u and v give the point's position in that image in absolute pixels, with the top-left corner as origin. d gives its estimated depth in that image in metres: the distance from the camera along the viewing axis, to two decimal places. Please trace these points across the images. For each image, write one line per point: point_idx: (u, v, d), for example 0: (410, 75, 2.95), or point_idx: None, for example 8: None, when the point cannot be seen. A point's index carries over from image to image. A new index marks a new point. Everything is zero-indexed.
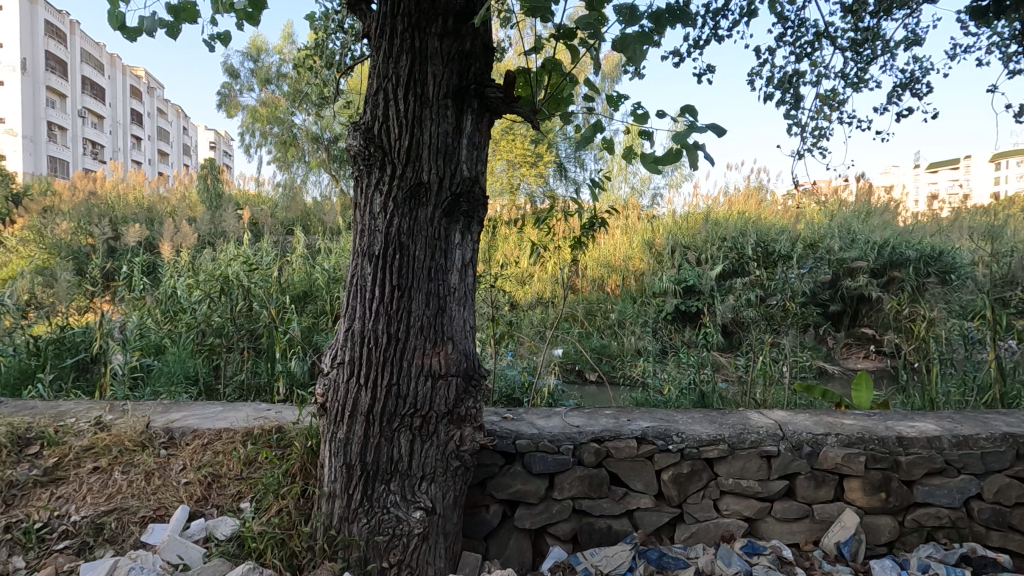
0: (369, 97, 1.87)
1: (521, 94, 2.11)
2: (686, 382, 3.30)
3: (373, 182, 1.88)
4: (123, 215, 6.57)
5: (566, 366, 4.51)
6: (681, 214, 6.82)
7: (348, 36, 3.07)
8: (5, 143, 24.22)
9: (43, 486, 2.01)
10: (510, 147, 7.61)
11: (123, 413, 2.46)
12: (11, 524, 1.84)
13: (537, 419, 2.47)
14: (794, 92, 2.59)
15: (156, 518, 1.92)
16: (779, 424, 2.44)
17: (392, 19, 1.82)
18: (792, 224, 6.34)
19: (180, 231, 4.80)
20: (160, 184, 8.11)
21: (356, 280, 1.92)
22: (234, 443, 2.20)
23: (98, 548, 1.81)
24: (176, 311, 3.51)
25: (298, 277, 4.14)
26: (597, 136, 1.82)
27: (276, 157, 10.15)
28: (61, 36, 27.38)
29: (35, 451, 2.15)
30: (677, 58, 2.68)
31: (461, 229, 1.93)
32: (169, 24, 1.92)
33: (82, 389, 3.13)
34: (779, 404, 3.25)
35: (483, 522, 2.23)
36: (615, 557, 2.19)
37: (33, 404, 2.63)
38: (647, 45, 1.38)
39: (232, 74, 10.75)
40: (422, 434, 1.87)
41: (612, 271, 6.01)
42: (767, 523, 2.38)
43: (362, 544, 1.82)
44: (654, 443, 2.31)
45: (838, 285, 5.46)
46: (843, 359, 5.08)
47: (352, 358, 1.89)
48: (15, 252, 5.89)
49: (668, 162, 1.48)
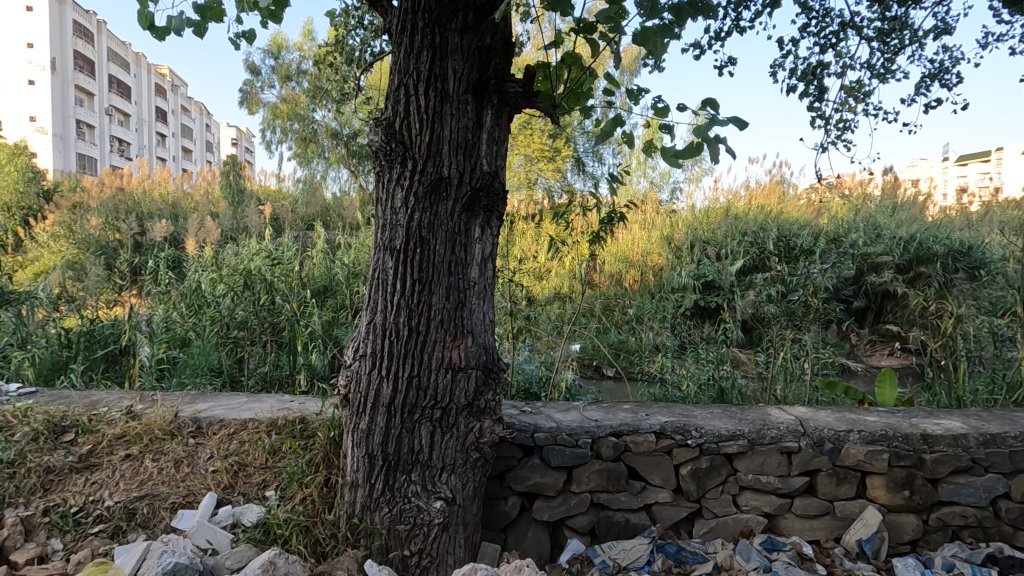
0: (391, 93, 1.89)
1: (541, 89, 2.12)
2: (705, 378, 3.29)
3: (394, 177, 1.91)
4: (149, 211, 6.72)
5: (584, 362, 4.51)
6: (701, 208, 6.76)
7: (368, 32, 3.11)
8: (36, 142, 24.90)
9: (78, 472, 2.08)
10: (528, 141, 7.61)
11: (152, 403, 2.54)
12: (49, 508, 1.91)
13: (555, 413, 2.48)
14: (817, 84, 2.55)
15: (185, 504, 1.98)
16: (800, 420, 2.41)
17: (413, 15, 1.84)
18: (815, 219, 6.23)
19: (205, 226, 4.91)
20: (184, 181, 8.27)
21: (377, 274, 1.95)
22: (259, 433, 2.26)
23: (131, 532, 1.87)
24: (201, 304, 3.60)
25: (319, 271, 4.21)
26: (616, 131, 1.82)
27: (296, 154, 10.28)
28: (88, 36, 28.02)
29: (70, 438, 2.23)
30: (698, 50, 2.65)
31: (481, 223, 1.94)
32: (196, 23, 1.97)
33: (112, 380, 3.22)
34: (800, 401, 3.22)
35: (501, 514, 2.25)
36: (633, 551, 2.21)
37: (67, 394, 2.71)
38: (668, 38, 1.38)
39: (253, 71, 10.91)
40: (442, 426, 1.90)
41: (630, 266, 5.98)
42: (787, 519, 2.36)
43: (383, 532, 1.86)
44: (673, 438, 2.31)
45: (862, 281, 5.35)
46: (867, 357, 4.99)
47: (374, 350, 1.92)
48: (47, 247, 6.08)
49: (688, 156, 1.47)
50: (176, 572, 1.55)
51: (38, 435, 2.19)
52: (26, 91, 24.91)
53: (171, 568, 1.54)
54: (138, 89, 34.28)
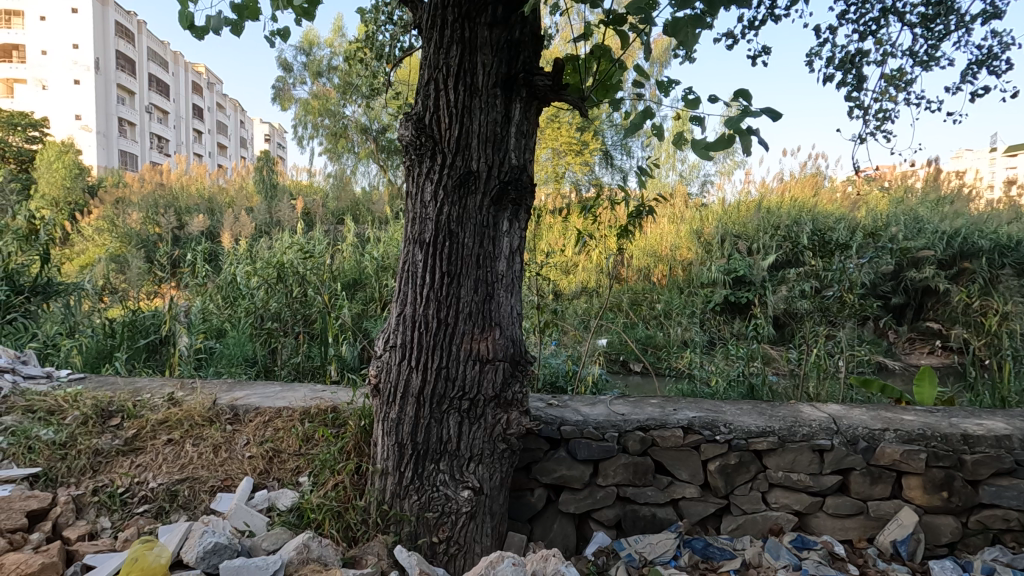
0: (421, 88, 1.91)
1: (570, 81, 2.11)
2: (735, 373, 3.24)
3: (423, 171, 1.92)
4: (187, 206, 6.96)
5: (611, 357, 4.49)
6: (732, 202, 6.64)
7: (398, 28, 3.16)
8: (82, 139, 25.93)
9: (124, 454, 2.18)
10: (555, 134, 7.59)
11: (192, 390, 2.64)
12: (98, 488, 2.01)
13: (582, 406, 2.49)
14: (856, 73, 2.47)
15: (224, 488, 2.06)
16: (833, 417, 2.36)
17: (442, 10, 1.85)
18: (851, 212, 6.06)
19: (239, 221, 5.05)
20: (220, 176, 8.51)
21: (407, 266, 1.98)
22: (293, 420, 2.32)
23: (174, 513, 1.96)
24: (236, 296, 3.72)
25: (349, 264, 4.29)
26: (646, 123, 1.75)
27: (327, 149, 10.47)
28: (129, 36, 28.94)
29: (117, 422, 2.33)
30: (731, 40, 2.60)
31: (509, 216, 1.96)
32: (234, 22, 2.02)
33: (153, 367, 3.35)
34: (834, 398, 3.15)
35: (527, 505, 2.27)
36: (660, 545, 2.21)
37: (113, 381, 2.84)
38: (700, 29, 1.36)
39: (286, 67, 11.10)
40: (470, 417, 1.92)
41: (659, 261, 5.91)
42: (818, 518, 2.32)
43: (412, 520, 1.90)
44: (701, 434, 2.29)
45: (901, 277, 5.18)
46: (905, 355, 4.84)
47: (404, 341, 1.95)
48: (92, 240, 6.36)
49: (719, 148, 1.44)
50: (217, 552, 1.62)
51: (87, 419, 2.30)
52: (72, 90, 25.97)
53: (211, 548, 1.61)
54: (177, 87, 35.29)
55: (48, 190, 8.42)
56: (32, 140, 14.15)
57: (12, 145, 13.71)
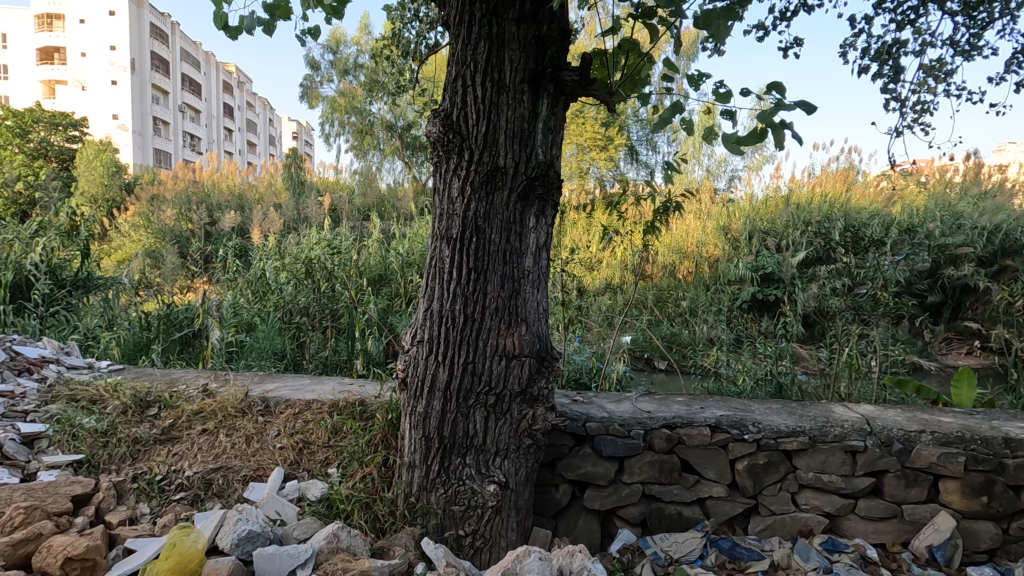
0: (448, 84, 1.92)
1: (597, 76, 2.10)
2: (763, 372, 3.18)
3: (451, 167, 1.93)
4: (218, 203, 7.15)
5: (635, 354, 4.46)
6: (760, 198, 6.52)
7: (424, 24, 3.18)
8: (119, 139, 26.79)
9: (162, 443, 2.25)
10: (580, 130, 7.54)
11: (225, 382, 2.72)
12: (137, 475, 2.08)
13: (607, 403, 2.48)
14: (893, 65, 2.40)
15: (256, 477, 2.12)
16: (867, 418, 2.30)
17: (471, 6, 1.85)
18: (885, 208, 5.89)
19: (268, 218, 5.16)
20: (250, 174, 8.70)
21: (434, 262, 1.99)
22: (322, 413, 2.37)
23: (209, 500, 2.02)
24: (266, 291, 3.80)
25: (374, 260, 4.35)
26: (676, 118, 1.72)
27: (353, 146, 10.61)
28: (163, 37, 29.71)
29: (154, 412, 2.41)
30: (762, 32, 2.55)
31: (536, 212, 1.96)
32: (266, 22, 2.06)
33: (187, 360, 3.45)
34: (867, 399, 3.07)
35: (552, 500, 2.27)
36: (686, 544, 2.19)
37: (151, 372, 2.94)
38: (732, 21, 1.34)
39: (313, 66, 11.26)
40: (496, 412, 1.94)
41: (684, 257, 5.85)
42: (850, 521, 2.28)
43: (439, 512, 1.93)
44: (729, 432, 2.25)
45: (938, 275, 5.01)
46: (941, 355, 4.70)
47: (431, 336, 1.96)
48: (129, 236, 6.58)
49: (750, 142, 1.41)
50: (250, 539, 1.66)
51: (127, 409, 2.38)
52: (110, 91, 26.83)
53: (245, 535, 1.65)
54: (208, 86, 36.10)
55: (87, 188, 8.71)
56: (72, 140, 14.50)
57: (54, 144, 14.12)
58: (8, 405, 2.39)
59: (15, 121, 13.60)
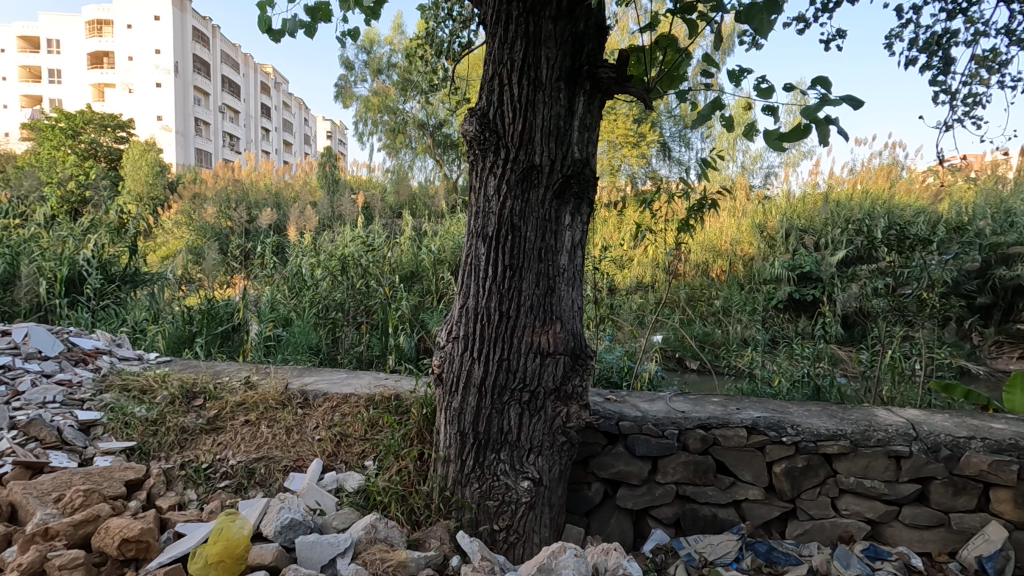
0: (485, 83, 1.93)
1: (634, 73, 2.08)
2: (800, 374, 3.10)
3: (487, 166, 1.94)
4: (256, 200, 7.35)
5: (667, 353, 4.41)
6: (797, 195, 6.35)
7: (458, 23, 3.20)
8: (162, 139, 27.78)
9: (207, 433, 2.33)
10: (612, 127, 7.46)
11: (266, 375, 2.81)
12: (185, 463, 2.17)
13: (641, 402, 2.46)
14: (942, 56, 2.31)
15: (296, 468, 2.18)
16: (912, 423, 2.23)
17: (507, 5, 1.85)
18: (932, 204, 5.65)
19: (304, 215, 5.29)
20: (287, 172, 8.92)
21: (470, 260, 2.01)
22: (359, 407, 2.42)
23: (252, 489, 2.09)
24: (302, 287, 3.91)
25: (407, 257, 4.40)
26: (716, 114, 1.69)
27: (385, 145, 10.77)
28: (205, 40, 30.67)
29: (200, 403, 2.51)
30: (803, 24, 2.47)
31: (571, 210, 1.96)
32: (307, 24, 2.11)
33: (228, 353, 3.57)
34: (911, 403, 2.96)
35: (585, 499, 2.27)
36: (721, 546, 2.17)
37: (196, 364, 3.05)
38: (776, 14, 1.31)
39: (347, 66, 11.47)
40: (530, 408, 1.95)
41: (718, 256, 5.75)
42: (893, 528, 2.22)
43: (473, 507, 1.95)
44: (766, 434, 2.21)
45: (989, 275, 4.79)
46: (992, 359, 4.50)
47: (467, 333, 1.98)
48: (173, 234, 6.83)
49: (793, 139, 1.38)
50: (293, 527, 1.71)
51: (175, 399, 2.48)
52: (155, 92, 27.84)
53: (288, 523, 1.71)
54: (247, 86, 37.03)
55: (133, 186, 9.07)
56: (120, 140, 15.06)
57: (103, 144, 14.73)
58: (66, 394, 2.52)
59: (68, 123, 14.23)
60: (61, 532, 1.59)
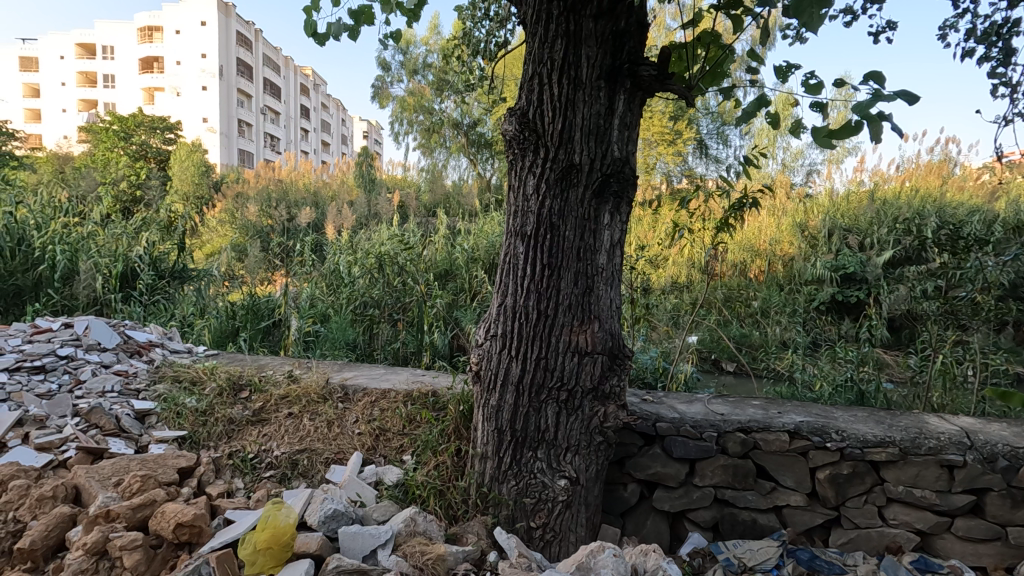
0: (525, 83, 1.94)
1: (675, 71, 2.05)
2: (843, 378, 3.01)
3: (526, 165, 1.95)
4: (296, 199, 7.55)
5: (702, 354, 4.33)
6: (841, 193, 6.15)
7: (495, 23, 3.21)
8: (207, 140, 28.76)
9: (253, 424, 2.42)
10: (648, 125, 7.36)
11: (308, 369, 2.90)
12: (232, 453, 2.26)
13: (679, 403, 2.43)
14: (1003, 46, 2.20)
15: (337, 460, 2.24)
16: (967, 431, 2.13)
17: (548, 5, 1.85)
18: (988, 203, 5.38)
19: (342, 214, 5.40)
20: (325, 171, 9.12)
21: (508, 258, 2.02)
22: (396, 402, 2.47)
23: (295, 479, 2.16)
24: (339, 284, 4.00)
25: (441, 256, 4.45)
26: (761, 111, 1.65)
27: (420, 144, 10.90)
28: (248, 44, 31.62)
29: (246, 395, 2.60)
30: (851, 17, 2.39)
31: (610, 209, 1.95)
32: (351, 27, 2.16)
33: (269, 347, 3.69)
34: (964, 411, 2.83)
35: (620, 499, 2.26)
36: (761, 552, 2.13)
37: (241, 358, 3.16)
38: (826, 7, 1.27)
39: (383, 66, 11.63)
40: (568, 408, 1.95)
41: (756, 255, 5.61)
42: (944, 540, 2.14)
43: (510, 504, 1.97)
44: (809, 439, 2.16)
45: None
46: None
47: (504, 331, 2.00)
48: (217, 232, 7.08)
49: (842, 135, 1.34)
50: (335, 518, 1.76)
51: (222, 391, 2.58)
52: (201, 95, 28.85)
53: (331, 514, 1.75)
54: (287, 88, 38.06)
55: (180, 186, 9.43)
56: (168, 142, 15.70)
57: (152, 145, 15.34)
58: (123, 383, 2.66)
59: (120, 126, 14.90)
60: (121, 514, 1.67)
